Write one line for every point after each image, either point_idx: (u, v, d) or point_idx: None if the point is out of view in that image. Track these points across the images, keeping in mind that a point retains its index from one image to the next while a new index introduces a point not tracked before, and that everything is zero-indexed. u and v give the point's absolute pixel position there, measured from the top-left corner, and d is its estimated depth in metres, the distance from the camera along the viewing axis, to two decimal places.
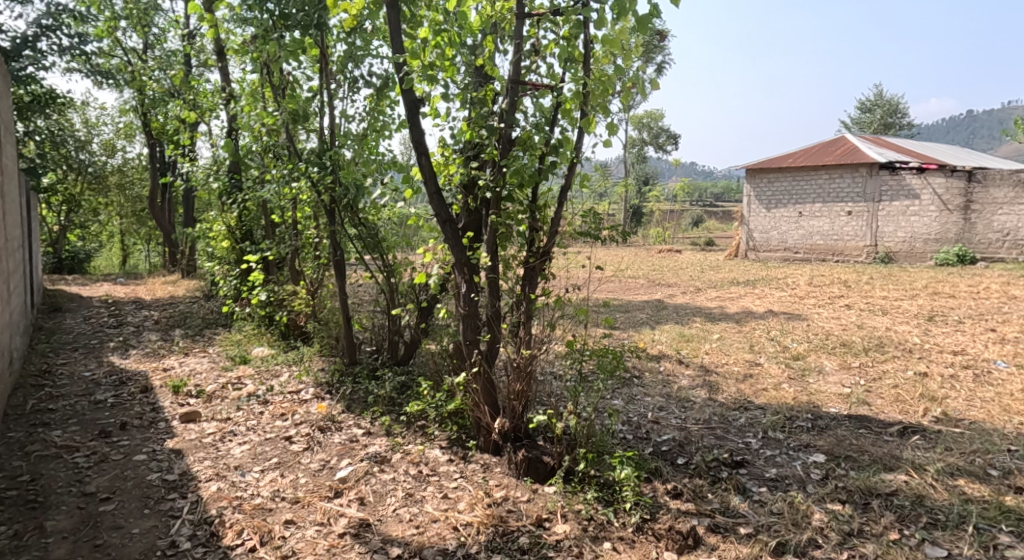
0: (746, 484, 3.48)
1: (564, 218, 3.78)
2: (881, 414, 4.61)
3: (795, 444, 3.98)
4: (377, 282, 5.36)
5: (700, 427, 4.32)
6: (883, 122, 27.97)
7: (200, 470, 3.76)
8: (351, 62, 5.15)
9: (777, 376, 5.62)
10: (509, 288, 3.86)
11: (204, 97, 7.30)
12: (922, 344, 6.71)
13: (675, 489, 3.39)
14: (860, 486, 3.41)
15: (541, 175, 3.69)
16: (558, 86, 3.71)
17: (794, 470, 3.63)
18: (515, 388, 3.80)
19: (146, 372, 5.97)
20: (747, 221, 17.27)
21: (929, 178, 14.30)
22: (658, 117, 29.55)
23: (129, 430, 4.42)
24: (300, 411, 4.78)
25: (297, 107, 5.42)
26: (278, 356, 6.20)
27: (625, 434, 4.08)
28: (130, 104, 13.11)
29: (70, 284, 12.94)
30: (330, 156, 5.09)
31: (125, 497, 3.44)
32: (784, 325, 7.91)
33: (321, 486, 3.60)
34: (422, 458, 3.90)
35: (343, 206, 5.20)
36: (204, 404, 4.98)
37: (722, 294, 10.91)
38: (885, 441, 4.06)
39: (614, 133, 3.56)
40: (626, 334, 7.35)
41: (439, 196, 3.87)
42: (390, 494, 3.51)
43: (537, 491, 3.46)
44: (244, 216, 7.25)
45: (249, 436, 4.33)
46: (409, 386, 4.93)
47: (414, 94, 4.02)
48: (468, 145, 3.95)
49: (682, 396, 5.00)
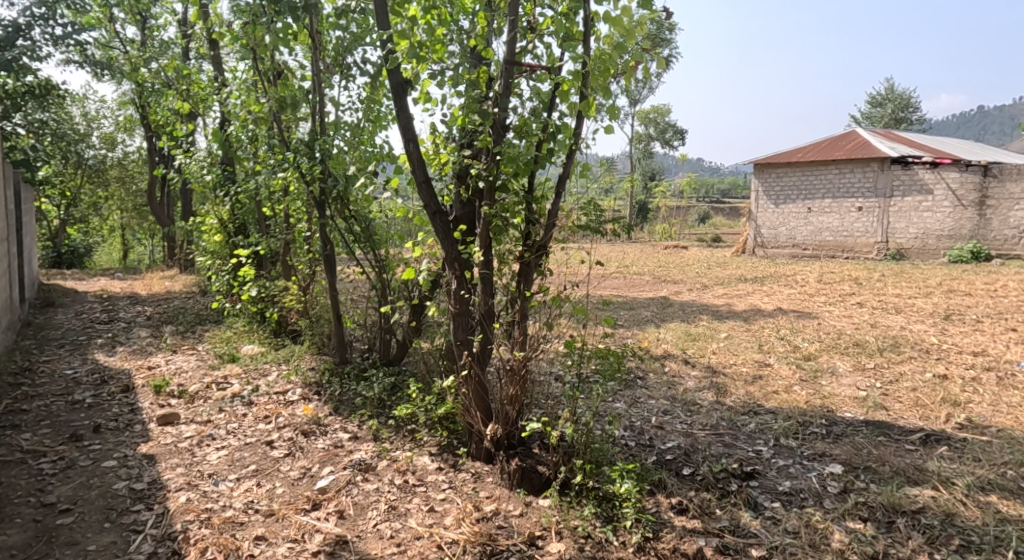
0: (758, 498, 3.21)
1: (562, 210, 3.53)
2: (900, 420, 4.33)
3: (810, 453, 3.70)
4: (370, 277, 5.13)
5: (707, 433, 4.05)
6: (894, 117, 27.62)
7: (171, 478, 3.53)
8: (345, 50, 4.93)
9: (789, 377, 5.35)
10: (504, 284, 3.56)
11: (199, 88, 7.03)
12: (940, 344, 6.43)
13: (681, 504, 3.13)
14: (883, 501, 3.13)
15: (537, 164, 3.43)
16: (557, 68, 3.44)
17: (809, 482, 3.35)
18: (508, 393, 3.53)
19: (130, 370, 5.74)
20: (755, 217, 16.95)
21: (943, 173, 13.93)
22: (665, 112, 29.18)
23: (102, 434, 4.18)
24: (285, 413, 4.53)
25: (288, 95, 5.18)
26: (268, 354, 5.96)
27: (627, 441, 3.82)
28: (128, 96, 12.87)
29: (65, 278, 12.71)
30: (319, 146, 4.90)
31: (86, 509, 3.20)
32: (795, 324, 7.63)
33: (299, 497, 3.35)
34: (410, 466, 3.65)
35: (334, 197, 4.97)
36: (186, 405, 4.75)
37: (729, 291, 10.63)
38: (907, 450, 3.77)
39: (615, 117, 3.29)
40: (630, 333, 7.08)
41: (428, 186, 3.64)
42: (372, 507, 3.27)
43: (531, 503, 3.21)
44: (239, 209, 7.03)
45: (228, 441, 4.09)
46: (399, 386, 4.67)
47: (403, 78, 3.78)
48: (461, 130, 3.69)
49: (688, 399, 4.75)
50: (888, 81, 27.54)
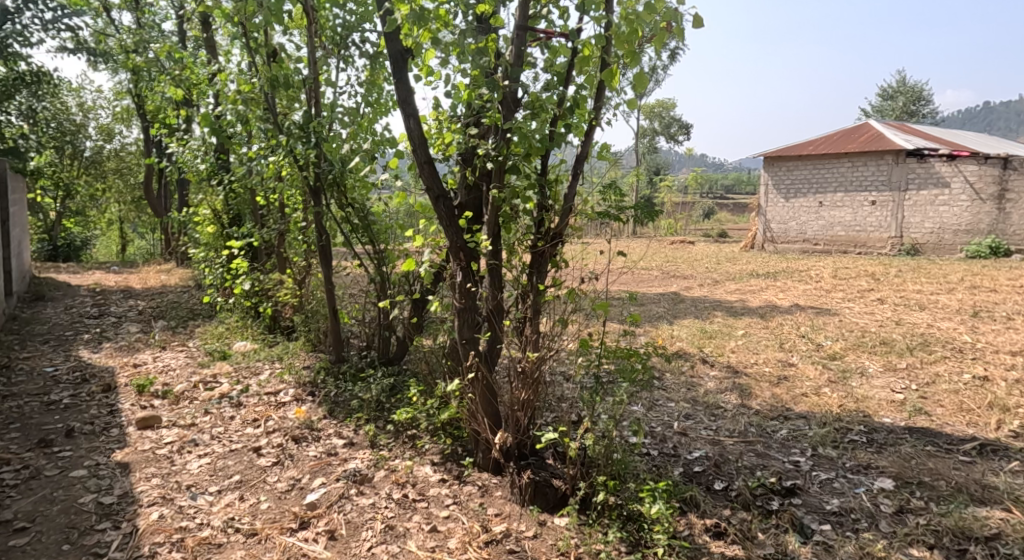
0: (804, 519, 2.85)
1: (579, 194, 3.15)
2: (947, 427, 3.96)
3: (853, 465, 3.35)
4: (367, 271, 4.78)
5: (736, 441, 3.69)
6: (906, 110, 27.17)
7: (145, 490, 3.17)
8: (346, 30, 4.55)
9: (816, 378, 4.98)
10: (513, 277, 3.16)
11: (192, 69, 6.60)
12: (975, 343, 6.05)
13: (717, 526, 2.77)
14: (950, 525, 2.77)
15: (552, 143, 3.06)
16: (573, 33, 3.07)
17: (859, 500, 2.99)
18: (519, 397, 3.16)
19: (114, 368, 5.38)
20: (765, 211, 16.61)
21: (960, 166, 13.47)
22: (671, 106, 28.30)
23: (75, 439, 3.83)
24: (275, 417, 4.17)
25: (281, 75, 4.76)
26: (260, 351, 5.61)
27: (649, 450, 3.46)
28: (126, 85, 12.54)
29: (59, 272, 12.42)
30: (315, 128, 4.49)
31: (44, 527, 2.86)
32: (816, 321, 7.25)
33: (285, 514, 3.01)
34: (410, 477, 3.29)
35: (330, 184, 4.60)
36: (170, 407, 4.39)
37: (742, 286, 10.25)
38: (964, 463, 3.40)
39: (641, 87, 2.91)
40: (643, 329, 6.74)
41: (429, 167, 3.27)
42: (367, 526, 2.92)
43: (545, 523, 2.87)
44: (233, 199, 6.63)
45: (212, 447, 3.73)
46: (399, 387, 4.29)
47: (403, 46, 3.41)
48: (467, 107, 3.30)
49: (711, 401, 4.38)
50: (899, 74, 27.10)
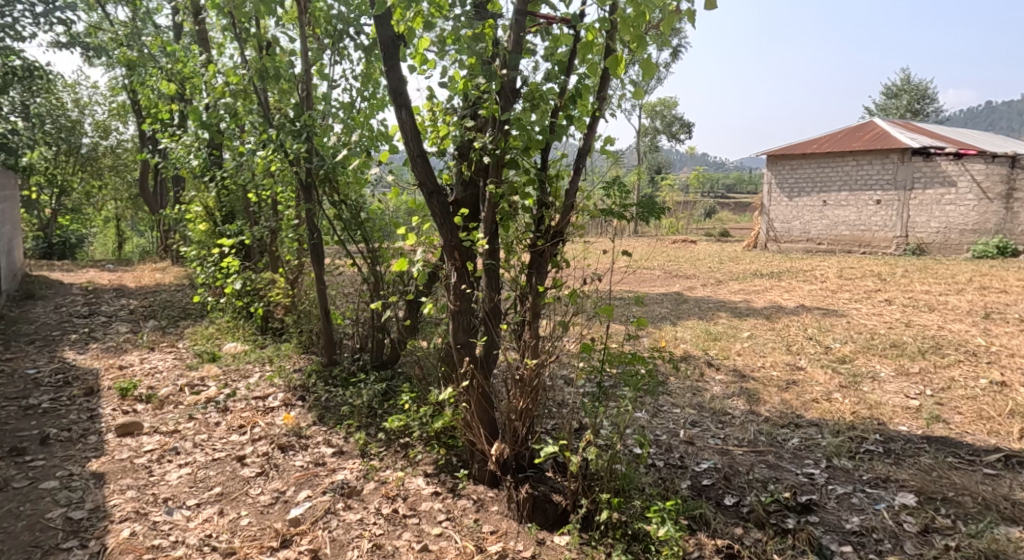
0: (822, 539, 2.67)
1: (581, 191, 2.93)
2: (968, 437, 3.77)
3: (872, 478, 3.16)
4: (361, 271, 4.60)
5: (745, 451, 3.49)
6: (911, 108, 26.97)
7: (118, 504, 2.99)
8: (339, 21, 4.36)
9: (826, 383, 4.77)
10: (512, 278, 2.98)
11: (182, 61, 6.40)
12: (989, 346, 5.84)
13: (730, 548, 2.59)
14: (980, 547, 2.59)
15: (552, 136, 2.86)
16: (576, 19, 2.88)
17: (880, 518, 2.81)
18: (517, 405, 2.96)
19: (98, 370, 5.20)
20: (768, 210, 16.45)
21: (967, 165, 13.23)
22: (674, 104, 28.09)
23: (50, 447, 3.64)
24: (262, 423, 3.98)
25: (270, 68, 4.57)
26: (251, 352, 5.41)
27: (655, 461, 3.27)
28: (121, 80, 12.34)
29: (52, 270, 12.24)
30: (304, 121, 4.33)
31: (5, 547, 2.67)
32: (823, 322, 7.06)
33: (266, 532, 2.82)
34: (400, 490, 3.10)
35: (321, 180, 4.48)
36: (153, 412, 4.20)
37: (747, 286, 10.04)
38: (989, 477, 3.22)
39: (647, 77, 2.71)
40: (646, 330, 6.54)
41: (423, 161, 3.07)
42: (353, 545, 2.74)
43: (544, 542, 2.70)
44: (225, 195, 6.42)
45: (193, 456, 3.54)
46: (392, 393, 4.11)
47: (395, 34, 3.21)
48: (463, 98, 3.10)
49: (718, 408, 4.18)
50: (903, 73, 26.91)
